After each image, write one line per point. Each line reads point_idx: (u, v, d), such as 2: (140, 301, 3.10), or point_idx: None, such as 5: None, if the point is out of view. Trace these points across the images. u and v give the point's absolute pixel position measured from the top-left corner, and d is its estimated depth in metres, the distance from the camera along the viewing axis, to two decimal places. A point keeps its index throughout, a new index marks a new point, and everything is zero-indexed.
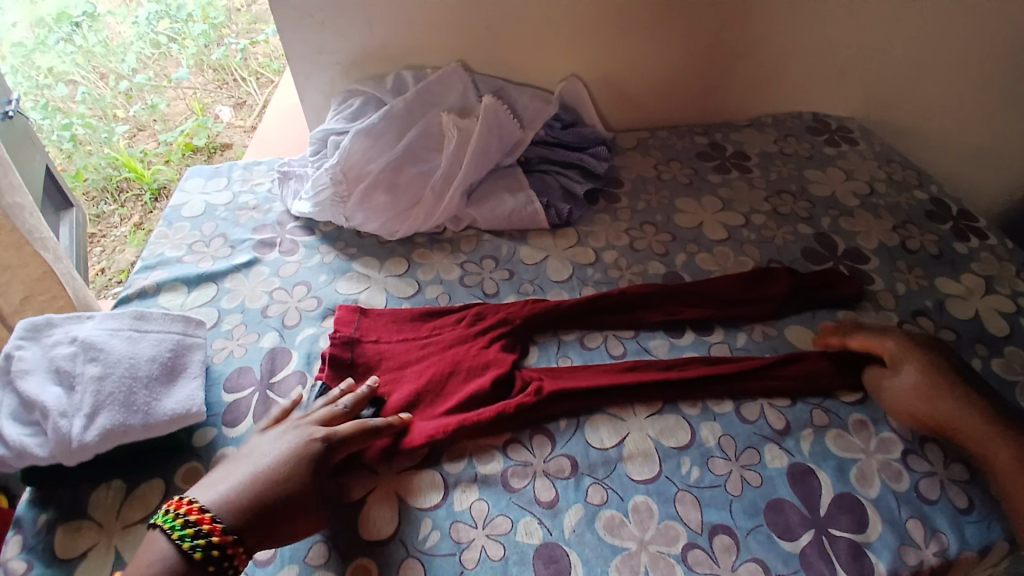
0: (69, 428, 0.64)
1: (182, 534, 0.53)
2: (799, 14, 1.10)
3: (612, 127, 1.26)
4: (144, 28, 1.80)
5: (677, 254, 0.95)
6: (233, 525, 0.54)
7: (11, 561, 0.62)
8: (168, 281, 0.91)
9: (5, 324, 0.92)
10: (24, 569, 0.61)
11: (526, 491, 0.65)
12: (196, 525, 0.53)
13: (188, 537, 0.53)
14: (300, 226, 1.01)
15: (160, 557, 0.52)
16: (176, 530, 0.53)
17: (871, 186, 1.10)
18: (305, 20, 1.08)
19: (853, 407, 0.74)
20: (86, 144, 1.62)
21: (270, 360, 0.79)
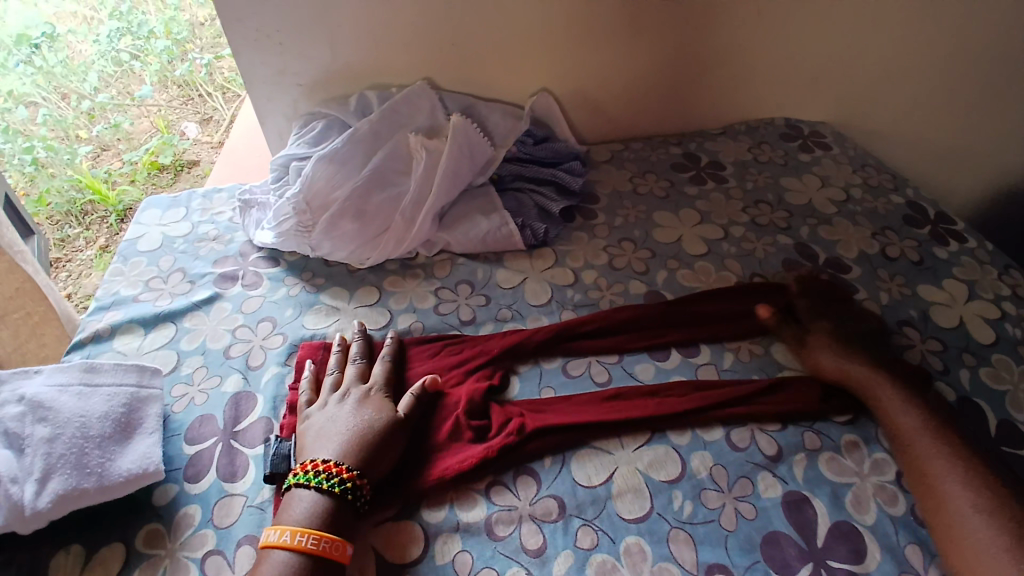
0: (18, 495, 0.59)
1: (321, 480, 0.60)
2: (771, 22, 1.09)
3: (584, 139, 1.23)
4: (106, 45, 1.73)
5: (658, 271, 0.92)
6: (361, 466, 0.62)
7: None
8: (123, 323, 0.85)
9: None
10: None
11: (512, 539, 0.61)
12: (337, 473, 0.60)
13: (327, 481, 0.60)
14: (263, 257, 0.96)
15: (310, 503, 0.59)
16: (320, 480, 0.60)
17: (848, 192, 1.09)
18: (263, 41, 1.04)
19: (846, 428, 0.73)
20: (49, 167, 1.53)
21: (233, 406, 0.74)
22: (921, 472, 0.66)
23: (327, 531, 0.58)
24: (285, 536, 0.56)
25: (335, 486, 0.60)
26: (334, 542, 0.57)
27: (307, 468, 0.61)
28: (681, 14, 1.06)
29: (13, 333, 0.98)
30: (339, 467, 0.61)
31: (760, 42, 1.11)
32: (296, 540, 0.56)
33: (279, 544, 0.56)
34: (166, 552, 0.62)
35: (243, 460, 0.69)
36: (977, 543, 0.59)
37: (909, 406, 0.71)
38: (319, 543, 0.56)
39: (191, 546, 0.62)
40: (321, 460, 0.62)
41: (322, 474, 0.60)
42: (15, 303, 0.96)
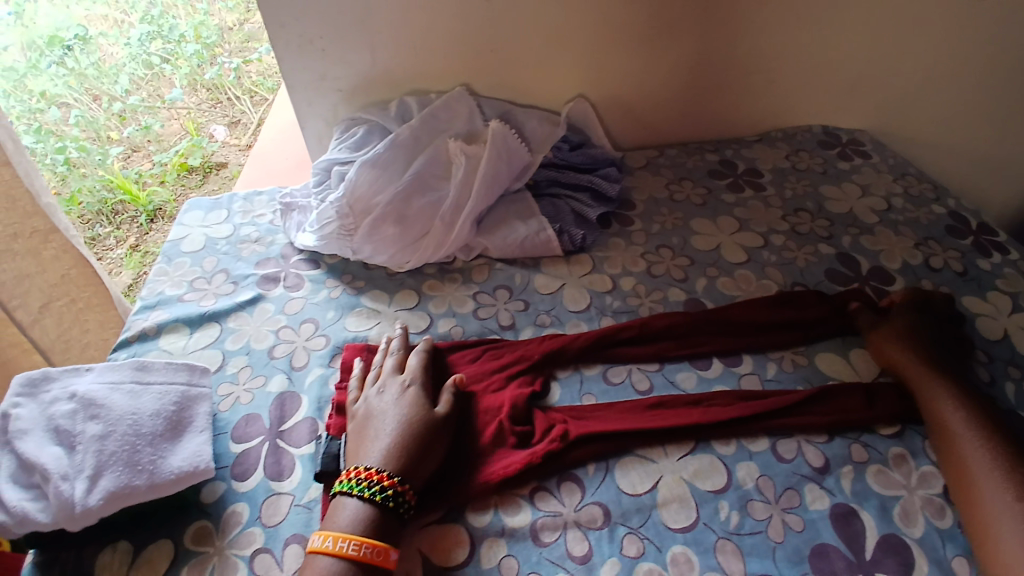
0: (72, 492, 0.60)
1: (363, 488, 0.60)
2: (812, 31, 1.07)
3: (619, 145, 1.23)
4: (137, 48, 1.75)
5: (697, 279, 0.92)
6: (402, 472, 0.62)
7: None
8: (169, 322, 0.87)
9: (26, 334, 0.99)
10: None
11: (558, 545, 0.61)
12: (381, 481, 0.60)
13: (370, 489, 0.60)
14: (304, 259, 0.98)
15: (355, 511, 0.59)
16: (363, 488, 0.60)
17: (888, 202, 1.07)
18: (306, 47, 1.06)
19: (892, 440, 0.72)
20: (80, 167, 1.57)
21: (278, 406, 0.75)
22: (960, 470, 0.65)
23: (370, 537, 0.58)
24: (328, 542, 0.57)
25: (378, 495, 0.60)
26: (377, 548, 0.57)
27: (353, 475, 0.61)
28: (720, 22, 1.05)
29: (56, 320, 1.04)
30: (383, 475, 0.61)
31: (800, 51, 1.09)
32: (338, 546, 0.57)
33: (322, 549, 0.57)
34: (214, 550, 0.63)
35: (289, 459, 0.70)
36: (1010, 540, 0.58)
37: (961, 401, 0.70)
38: (360, 549, 0.57)
39: (239, 544, 0.63)
40: (366, 467, 0.62)
41: (366, 483, 0.60)
42: (59, 291, 1.02)
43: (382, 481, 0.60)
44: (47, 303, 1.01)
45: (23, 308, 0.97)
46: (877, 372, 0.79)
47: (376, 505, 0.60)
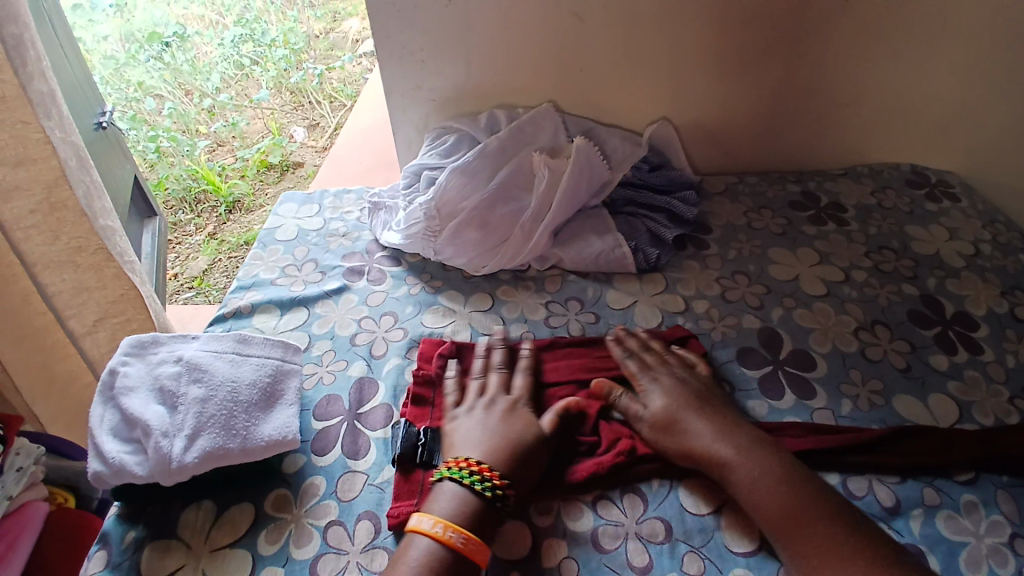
0: (172, 448, 0.66)
1: (475, 481, 0.62)
2: (907, 68, 1.04)
3: (698, 169, 1.22)
4: (229, 50, 2.00)
5: (773, 307, 0.91)
6: (510, 476, 0.64)
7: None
8: (262, 302, 0.94)
9: (75, 343, 1.03)
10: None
11: (618, 554, 0.63)
12: (487, 475, 0.63)
13: (482, 484, 0.62)
14: (387, 256, 1.03)
15: (460, 502, 0.61)
16: (476, 481, 0.62)
17: (977, 246, 1.00)
18: (406, 58, 1.12)
19: (966, 487, 0.69)
20: (169, 156, 1.77)
21: (358, 390, 0.80)
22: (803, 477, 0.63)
23: (473, 533, 0.60)
24: (439, 527, 0.59)
25: (478, 484, 0.62)
26: (479, 546, 0.59)
27: (465, 465, 0.64)
28: (805, 54, 1.04)
29: (110, 336, 1.07)
30: (484, 467, 0.64)
31: (895, 88, 1.06)
32: (447, 534, 0.59)
33: (431, 533, 0.59)
34: (291, 518, 0.67)
35: (365, 441, 0.74)
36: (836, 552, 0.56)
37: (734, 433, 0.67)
38: (467, 543, 0.59)
39: (315, 514, 0.67)
40: (474, 460, 0.64)
41: (473, 474, 0.63)
42: (117, 308, 1.05)
43: (486, 472, 0.63)
44: (102, 318, 1.05)
45: (77, 319, 1.01)
46: (955, 419, 0.77)
47: (478, 495, 0.62)
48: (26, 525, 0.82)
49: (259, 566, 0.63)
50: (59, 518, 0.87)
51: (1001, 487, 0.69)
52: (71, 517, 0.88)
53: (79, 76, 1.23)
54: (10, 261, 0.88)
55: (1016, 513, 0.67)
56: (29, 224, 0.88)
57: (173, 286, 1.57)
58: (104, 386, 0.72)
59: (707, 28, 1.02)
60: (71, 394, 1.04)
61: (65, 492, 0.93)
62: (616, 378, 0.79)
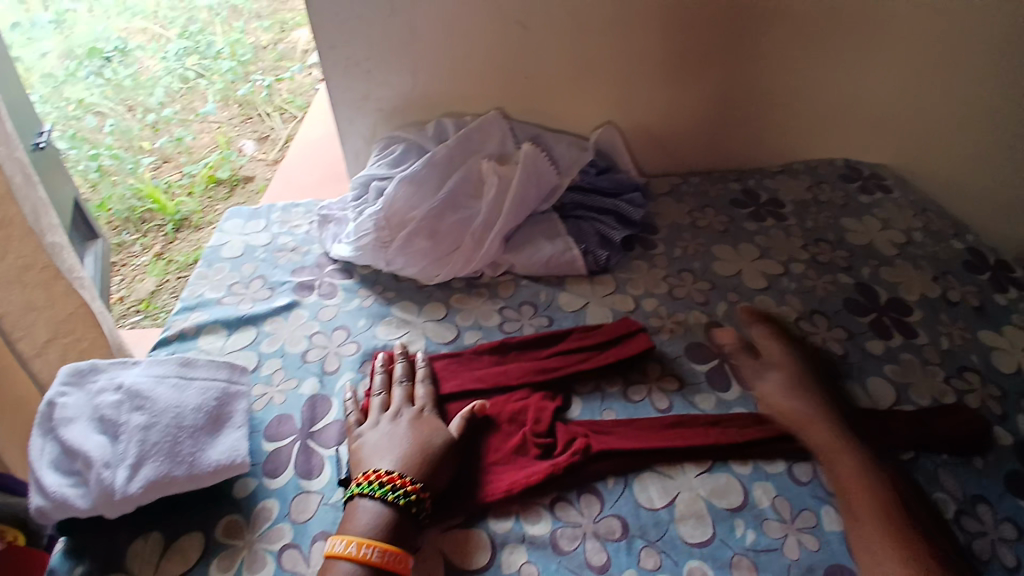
0: (114, 479, 0.63)
1: (386, 491, 0.63)
2: (835, 69, 1.09)
3: (644, 171, 1.24)
4: (173, 63, 1.98)
5: (719, 303, 0.94)
6: (423, 479, 0.66)
7: None
8: (208, 323, 0.91)
9: (24, 364, 0.92)
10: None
11: (577, 554, 0.64)
12: (398, 484, 0.64)
13: (393, 493, 0.63)
14: (338, 269, 1.02)
15: (376, 512, 0.62)
16: (386, 491, 0.63)
17: (908, 235, 1.06)
18: (352, 68, 1.11)
19: (906, 467, 0.73)
20: (112, 174, 1.73)
21: (310, 408, 0.79)
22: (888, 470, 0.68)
23: (389, 544, 0.60)
24: (351, 547, 0.59)
25: (389, 493, 0.63)
26: (397, 555, 0.60)
27: (372, 478, 0.64)
28: (739, 57, 1.07)
29: (61, 356, 0.97)
30: (394, 476, 0.64)
31: (825, 88, 1.11)
32: (361, 552, 0.59)
33: (344, 554, 0.59)
34: (244, 543, 0.66)
35: (318, 459, 0.73)
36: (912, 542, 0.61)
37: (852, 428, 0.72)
38: (383, 556, 0.59)
39: (268, 538, 0.66)
40: (381, 470, 0.65)
41: (382, 485, 0.64)
42: (67, 327, 0.95)
43: (396, 481, 0.64)
44: (52, 338, 0.94)
45: (27, 339, 0.91)
46: (894, 402, 0.80)
47: (391, 505, 0.63)
48: None
49: None
50: None
51: (941, 466, 0.73)
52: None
53: (17, 95, 1.18)
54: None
55: (958, 490, 0.71)
56: None
57: (119, 309, 1.51)
58: (41, 418, 0.69)
59: (645, 34, 1.05)
60: None
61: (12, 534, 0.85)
62: (562, 379, 0.81)
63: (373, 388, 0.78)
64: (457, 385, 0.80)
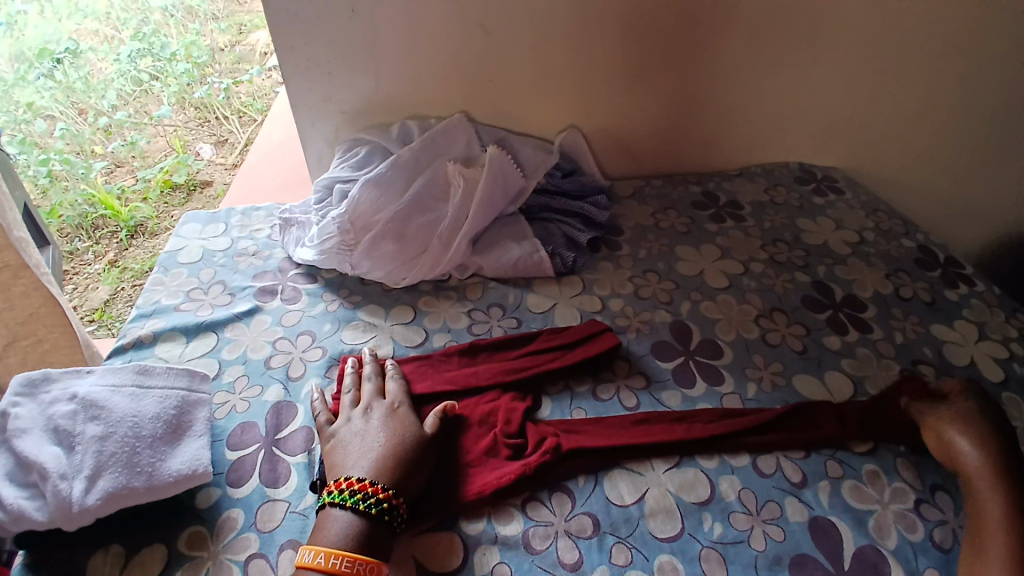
0: (71, 490, 0.61)
1: (358, 500, 0.62)
2: (790, 78, 1.12)
3: (608, 174, 1.26)
4: (126, 65, 1.88)
5: (683, 302, 0.96)
6: (395, 485, 0.64)
7: None
8: (165, 330, 0.88)
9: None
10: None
11: (549, 553, 0.64)
12: (371, 492, 0.62)
13: (364, 501, 0.62)
14: (302, 273, 1.00)
15: (349, 520, 0.61)
16: (356, 500, 0.62)
17: (861, 235, 1.10)
18: (314, 70, 1.10)
19: (865, 457, 0.75)
20: (63, 180, 1.64)
21: (275, 415, 0.77)
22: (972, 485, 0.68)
23: (360, 553, 0.59)
24: (320, 557, 0.58)
25: (361, 502, 0.62)
26: (368, 564, 0.58)
27: (344, 487, 0.63)
28: (698, 63, 1.10)
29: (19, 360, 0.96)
30: (366, 484, 0.63)
31: (781, 95, 1.14)
32: (330, 562, 0.58)
33: (312, 565, 0.58)
34: (208, 555, 0.64)
35: (285, 467, 0.71)
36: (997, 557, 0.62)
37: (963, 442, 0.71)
38: (354, 566, 0.58)
39: (233, 549, 0.64)
40: (353, 478, 0.64)
41: (354, 493, 0.62)
42: (26, 328, 0.94)
43: (368, 489, 0.63)
44: (11, 342, 0.93)
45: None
46: (850, 393, 0.84)
47: (363, 514, 0.61)
48: None
49: None
50: None
51: (900, 456, 0.76)
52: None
53: None
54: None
55: (917, 480, 0.73)
56: None
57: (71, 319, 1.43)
58: None
59: (607, 39, 1.06)
60: None
61: None
62: (532, 378, 0.82)
63: (343, 388, 0.77)
64: (426, 386, 0.79)
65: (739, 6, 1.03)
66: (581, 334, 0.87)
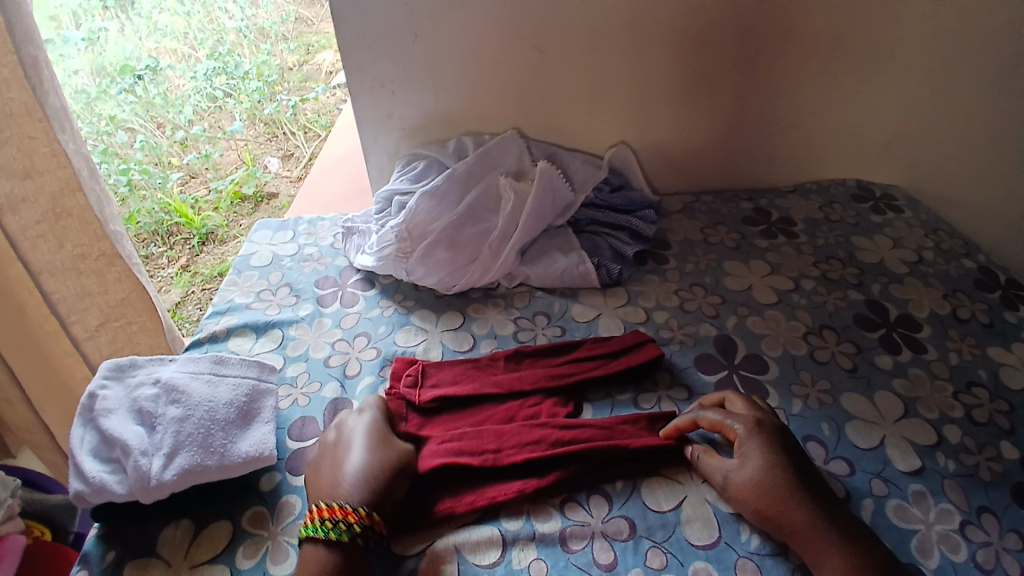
0: (150, 466, 0.68)
1: (329, 530, 0.63)
2: (847, 94, 1.11)
3: (657, 190, 1.27)
4: (202, 83, 2.00)
5: (728, 316, 0.97)
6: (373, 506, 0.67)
7: None
8: (237, 326, 0.96)
9: (78, 348, 1.02)
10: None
11: (584, 552, 0.67)
12: (342, 518, 0.64)
13: (337, 529, 0.64)
14: (361, 279, 1.07)
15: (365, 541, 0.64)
16: (326, 528, 0.63)
17: (919, 253, 1.07)
18: (377, 89, 1.17)
19: (913, 478, 0.75)
20: (141, 189, 1.74)
21: (332, 410, 0.83)
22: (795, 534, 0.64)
23: None
24: None
25: (332, 530, 0.63)
26: None
27: (315, 516, 0.65)
28: (749, 80, 1.10)
29: (110, 339, 1.07)
30: (338, 510, 0.65)
31: (839, 110, 1.13)
32: None
33: None
34: (268, 534, 0.69)
35: None
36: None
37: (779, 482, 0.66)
38: None
39: (291, 531, 0.69)
40: (325, 505, 0.65)
41: (324, 523, 0.64)
42: (117, 311, 1.06)
43: (340, 515, 0.64)
44: (104, 322, 1.05)
45: (80, 323, 1.01)
46: (900, 415, 0.82)
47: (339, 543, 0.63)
48: (5, 555, 0.81)
49: None
50: (38, 549, 0.88)
51: (947, 476, 0.75)
52: (48, 547, 0.89)
53: None
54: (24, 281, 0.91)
55: (963, 501, 0.73)
56: (34, 234, 0.90)
57: None
58: (83, 409, 0.73)
59: (659, 57, 1.09)
60: (59, 416, 1.05)
61: (41, 525, 0.92)
62: (576, 384, 0.84)
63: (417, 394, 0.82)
64: (474, 388, 0.83)
65: (792, 23, 1.03)
66: (625, 343, 0.89)
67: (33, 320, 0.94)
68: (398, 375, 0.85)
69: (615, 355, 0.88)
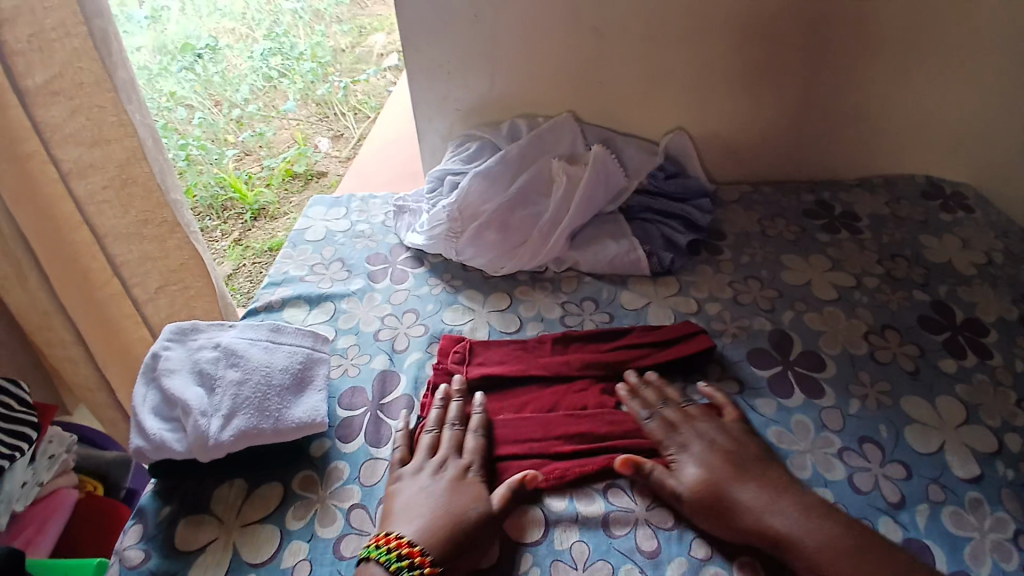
0: (209, 426, 0.70)
1: (393, 560, 0.61)
2: (922, 81, 1.04)
3: (714, 178, 1.23)
4: (259, 63, 2.10)
5: (784, 310, 0.94)
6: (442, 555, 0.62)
7: (129, 550, 0.68)
8: (292, 297, 0.99)
9: (139, 308, 1.07)
10: (141, 559, 0.67)
11: (628, 539, 0.67)
12: (413, 558, 0.61)
13: (400, 564, 0.61)
14: (410, 257, 1.08)
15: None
16: (391, 559, 0.61)
17: (989, 255, 1.01)
18: (433, 70, 1.17)
19: (971, 485, 0.71)
20: (198, 163, 1.82)
21: (381, 382, 0.84)
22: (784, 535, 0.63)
23: None
24: None
25: (394, 561, 0.61)
26: None
27: (383, 542, 0.63)
28: (817, 66, 1.05)
29: (169, 302, 1.11)
30: (415, 549, 0.61)
31: (911, 99, 1.07)
32: None
33: None
34: (318, 497, 0.71)
35: (387, 430, 0.78)
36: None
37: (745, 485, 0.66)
38: None
39: (340, 496, 0.71)
40: (401, 537, 0.63)
41: (395, 553, 0.61)
42: (175, 277, 1.09)
43: (412, 553, 0.61)
44: (163, 286, 1.09)
45: (141, 286, 1.06)
46: (962, 421, 0.78)
47: None
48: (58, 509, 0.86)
49: (290, 539, 0.68)
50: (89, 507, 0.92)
51: (1005, 485, 0.71)
52: (100, 506, 0.93)
53: None
54: (91, 244, 0.95)
55: (1022, 511, 0.69)
56: (102, 199, 0.95)
57: None
58: (147, 368, 0.77)
59: (722, 41, 1.05)
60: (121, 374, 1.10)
61: (95, 481, 0.97)
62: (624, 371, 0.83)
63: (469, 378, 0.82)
64: (521, 369, 0.83)
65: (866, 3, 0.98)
66: (674, 334, 0.88)
67: (97, 282, 0.99)
68: (446, 352, 0.86)
69: (664, 344, 0.87)
